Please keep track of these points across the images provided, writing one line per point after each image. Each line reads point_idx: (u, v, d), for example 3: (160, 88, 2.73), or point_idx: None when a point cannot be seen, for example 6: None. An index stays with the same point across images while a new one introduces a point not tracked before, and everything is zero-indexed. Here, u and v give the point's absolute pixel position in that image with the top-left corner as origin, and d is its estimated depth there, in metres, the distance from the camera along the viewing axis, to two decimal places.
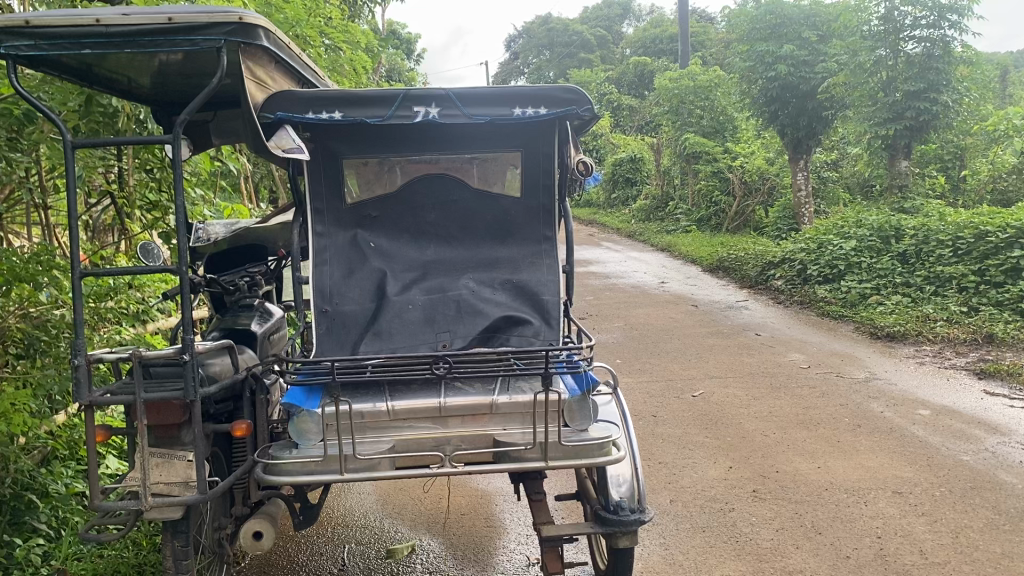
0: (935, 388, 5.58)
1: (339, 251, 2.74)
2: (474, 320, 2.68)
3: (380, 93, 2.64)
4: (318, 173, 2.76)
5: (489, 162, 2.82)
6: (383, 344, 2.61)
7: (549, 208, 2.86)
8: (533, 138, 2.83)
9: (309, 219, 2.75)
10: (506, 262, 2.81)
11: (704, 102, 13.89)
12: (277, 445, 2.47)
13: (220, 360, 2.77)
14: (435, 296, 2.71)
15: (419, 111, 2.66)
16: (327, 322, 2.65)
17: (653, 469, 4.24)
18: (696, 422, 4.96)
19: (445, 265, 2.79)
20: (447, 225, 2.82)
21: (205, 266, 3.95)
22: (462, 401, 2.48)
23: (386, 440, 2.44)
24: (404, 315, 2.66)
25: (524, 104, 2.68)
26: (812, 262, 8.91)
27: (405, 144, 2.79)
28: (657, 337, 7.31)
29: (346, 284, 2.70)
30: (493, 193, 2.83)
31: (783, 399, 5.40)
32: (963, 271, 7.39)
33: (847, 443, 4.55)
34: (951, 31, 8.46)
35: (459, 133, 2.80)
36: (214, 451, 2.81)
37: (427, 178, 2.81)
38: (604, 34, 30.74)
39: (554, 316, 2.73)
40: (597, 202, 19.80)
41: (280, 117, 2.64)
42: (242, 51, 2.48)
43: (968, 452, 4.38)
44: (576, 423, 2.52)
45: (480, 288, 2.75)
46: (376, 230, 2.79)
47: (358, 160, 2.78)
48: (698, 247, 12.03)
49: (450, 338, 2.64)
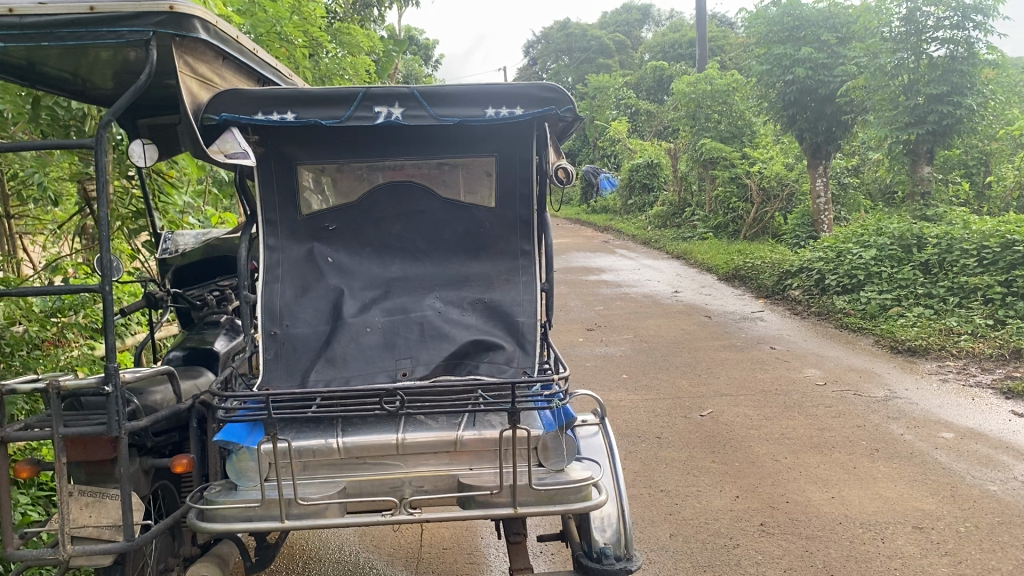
0: (959, 408, 5.25)
1: (292, 266, 2.48)
2: (439, 345, 2.39)
3: (336, 92, 2.38)
4: (271, 180, 2.50)
5: (459, 169, 2.55)
6: (336, 371, 2.32)
7: (526, 220, 2.58)
8: (509, 142, 2.56)
9: (261, 231, 2.49)
10: (478, 280, 2.53)
11: (722, 106, 13.55)
12: (214, 487, 2.20)
13: (163, 389, 2.52)
14: (397, 317, 2.43)
15: (380, 112, 2.40)
16: (276, 347, 2.37)
17: (654, 498, 3.94)
18: (702, 445, 4.65)
19: (410, 283, 2.51)
20: (413, 238, 2.55)
21: (172, 279, 3.70)
22: (424, 437, 2.21)
23: (338, 481, 2.17)
24: (360, 339, 2.38)
25: (496, 104, 2.41)
26: (830, 271, 8.57)
27: (370, 150, 2.52)
28: (667, 350, 6.99)
29: (299, 304, 2.43)
30: (464, 203, 2.56)
31: (796, 419, 5.08)
32: (988, 282, 7.05)
33: (864, 470, 4.24)
34: (975, 32, 8.13)
35: (427, 136, 2.53)
36: (157, 487, 2.52)
37: (392, 186, 2.54)
38: (623, 39, 30.44)
39: (529, 339, 2.44)
40: (614, 208, 19.46)
41: (224, 118, 2.39)
42: (175, 45, 2.25)
43: (996, 481, 4.05)
44: (552, 463, 2.23)
45: (448, 309, 2.47)
46: (335, 244, 2.52)
47: (314, 165, 2.51)
48: (714, 254, 11.69)
49: (411, 365, 2.35)
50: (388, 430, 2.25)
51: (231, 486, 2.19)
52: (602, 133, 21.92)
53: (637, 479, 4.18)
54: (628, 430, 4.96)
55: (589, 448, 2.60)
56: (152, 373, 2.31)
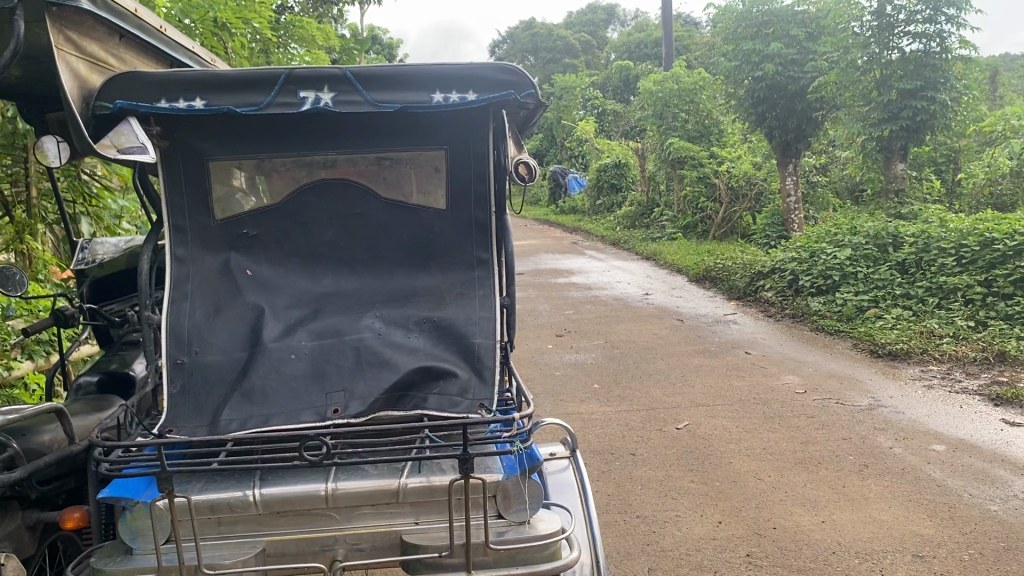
0: (947, 417, 4.96)
1: (204, 282, 2.08)
2: (379, 374, 1.97)
3: (253, 73, 2.01)
4: (179, 179, 2.10)
5: (405, 165, 2.15)
6: (253, 408, 1.91)
7: (483, 223, 2.18)
8: (462, 132, 2.16)
9: (167, 241, 2.09)
10: (426, 296, 2.13)
11: (689, 105, 13.27)
12: (104, 551, 1.82)
13: (54, 428, 2.14)
14: (328, 341, 2.02)
15: (306, 97, 2.03)
16: (183, 379, 1.97)
17: (630, 525, 3.60)
18: (680, 463, 4.32)
19: (346, 299, 2.11)
20: (349, 245, 2.15)
21: (87, 294, 3.26)
22: (358, 486, 1.84)
23: (256, 543, 1.81)
24: (282, 368, 1.96)
25: (444, 88, 2.06)
26: (804, 272, 8.28)
27: (294, 142, 2.12)
28: (640, 357, 6.65)
29: (211, 326, 2.04)
30: (411, 205, 2.16)
31: (777, 432, 4.76)
32: (968, 282, 6.82)
33: (854, 489, 3.92)
34: (948, 26, 7.83)
35: (362, 125, 2.12)
36: (48, 546, 2.13)
37: (322, 186, 2.14)
38: (588, 39, 30.21)
39: (488, 365, 2.01)
40: (581, 209, 19.11)
41: (120, 107, 1.99)
42: (51, 16, 1.87)
43: (995, 500, 3.76)
44: (513, 515, 1.86)
45: (390, 331, 2.06)
46: (256, 255, 2.12)
47: (229, 162, 2.10)
48: (684, 255, 11.36)
49: (344, 401, 1.93)
50: (317, 478, 1.87)
51: (125, 548, 1.81)
52: (569, 133, 21.61)
53: (611, 504, 3.82)
54: (600, 446, 4.61)
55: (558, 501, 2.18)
56: (34, 414, 1.92)
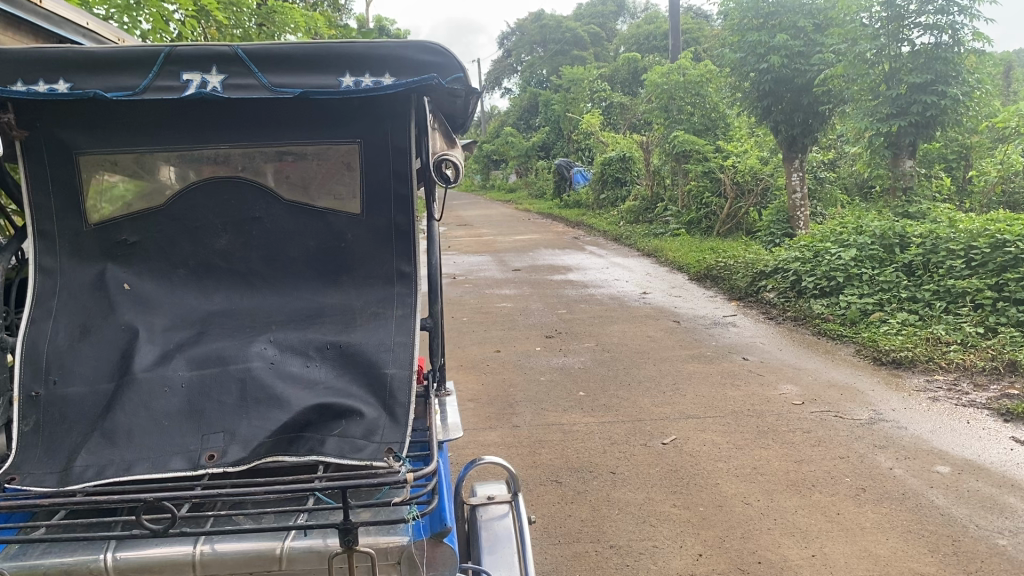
0: (953, 434, 4.62)
1: (73, 296, 1.82)
2: (268, 412, 1.68)
3: (125, 50, 1.70)
4: (45, 176, 1.83)
5: (311, 160, 1.89)
6: (113, 452, 1.62)
7: (403, 230, 1.92)
8: (377, 122, 1.90)
9: (32, 248, 1.82)
10: (333, 318, 1.87)
11: (695, 98, 12.85)
12: None
13: None
14: (210, 371, 1.75)
15: (191, 80, 1.72)
16: (38, 414, 1.69)
17: (602, 557, 3.28)
18: (662, 484, 3.99)
19: (239, 321, 1.86)
20: (246, 256, 1.90)
21: None
22: (233, 550, 1.52)
23: None
24: (152, 404, 1.69)
25: (355, 70, 1.77)
26: (807, 273, 7.91)
27: (185, 133, 1.85)
28: (631, 362, 6.31)
29: (76, 351, 1.76)
30: (318, 209, 1.90)
31: (770, 449, 4.43)
32: (977, 286, 6.46)
33: (849, 517, 3.59)
34: (960, 17, 7.43)
35: (258, 113, 1.86)
36: None
37: (213, 185, 1.88)
38: (597, 30, 29.74)
39: (398, 399, 1.73)
40: (585, 203, 18.66)
41: None
42: None
43: (1003, 533, 3.42)
44: None
45: (285, 360, 1.79)
46: (135, 266, 1.86)
47: (103, 156, 1.83)
48: (686, 253, 10.97)
49: (221, 445, 1.64)
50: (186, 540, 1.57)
51: None
52: (576, 126, 21.24)
53: (584, 532, 3.50)
54: (579, 463, 4.29)
55: (491, 563, 1.87)
56: None
